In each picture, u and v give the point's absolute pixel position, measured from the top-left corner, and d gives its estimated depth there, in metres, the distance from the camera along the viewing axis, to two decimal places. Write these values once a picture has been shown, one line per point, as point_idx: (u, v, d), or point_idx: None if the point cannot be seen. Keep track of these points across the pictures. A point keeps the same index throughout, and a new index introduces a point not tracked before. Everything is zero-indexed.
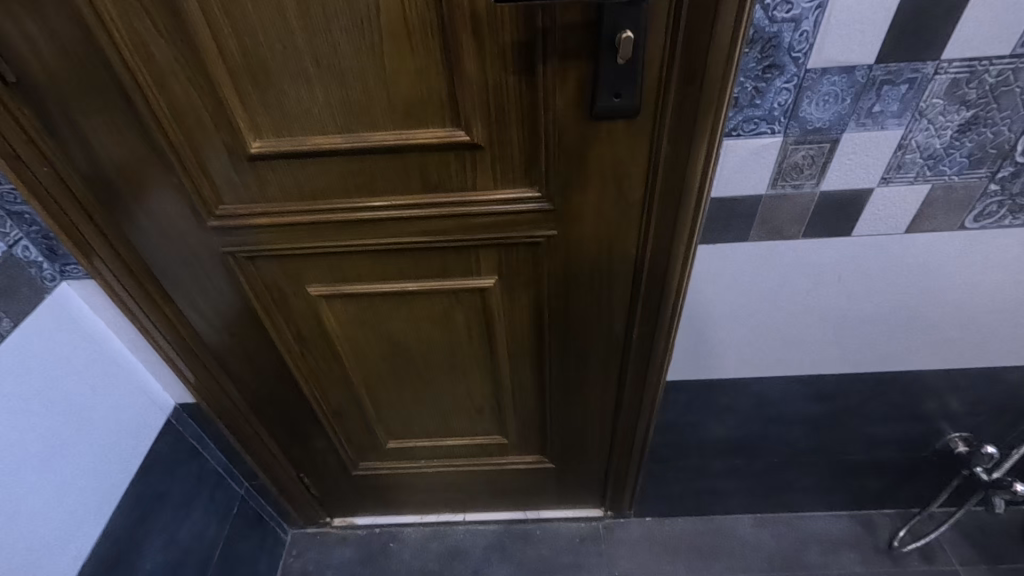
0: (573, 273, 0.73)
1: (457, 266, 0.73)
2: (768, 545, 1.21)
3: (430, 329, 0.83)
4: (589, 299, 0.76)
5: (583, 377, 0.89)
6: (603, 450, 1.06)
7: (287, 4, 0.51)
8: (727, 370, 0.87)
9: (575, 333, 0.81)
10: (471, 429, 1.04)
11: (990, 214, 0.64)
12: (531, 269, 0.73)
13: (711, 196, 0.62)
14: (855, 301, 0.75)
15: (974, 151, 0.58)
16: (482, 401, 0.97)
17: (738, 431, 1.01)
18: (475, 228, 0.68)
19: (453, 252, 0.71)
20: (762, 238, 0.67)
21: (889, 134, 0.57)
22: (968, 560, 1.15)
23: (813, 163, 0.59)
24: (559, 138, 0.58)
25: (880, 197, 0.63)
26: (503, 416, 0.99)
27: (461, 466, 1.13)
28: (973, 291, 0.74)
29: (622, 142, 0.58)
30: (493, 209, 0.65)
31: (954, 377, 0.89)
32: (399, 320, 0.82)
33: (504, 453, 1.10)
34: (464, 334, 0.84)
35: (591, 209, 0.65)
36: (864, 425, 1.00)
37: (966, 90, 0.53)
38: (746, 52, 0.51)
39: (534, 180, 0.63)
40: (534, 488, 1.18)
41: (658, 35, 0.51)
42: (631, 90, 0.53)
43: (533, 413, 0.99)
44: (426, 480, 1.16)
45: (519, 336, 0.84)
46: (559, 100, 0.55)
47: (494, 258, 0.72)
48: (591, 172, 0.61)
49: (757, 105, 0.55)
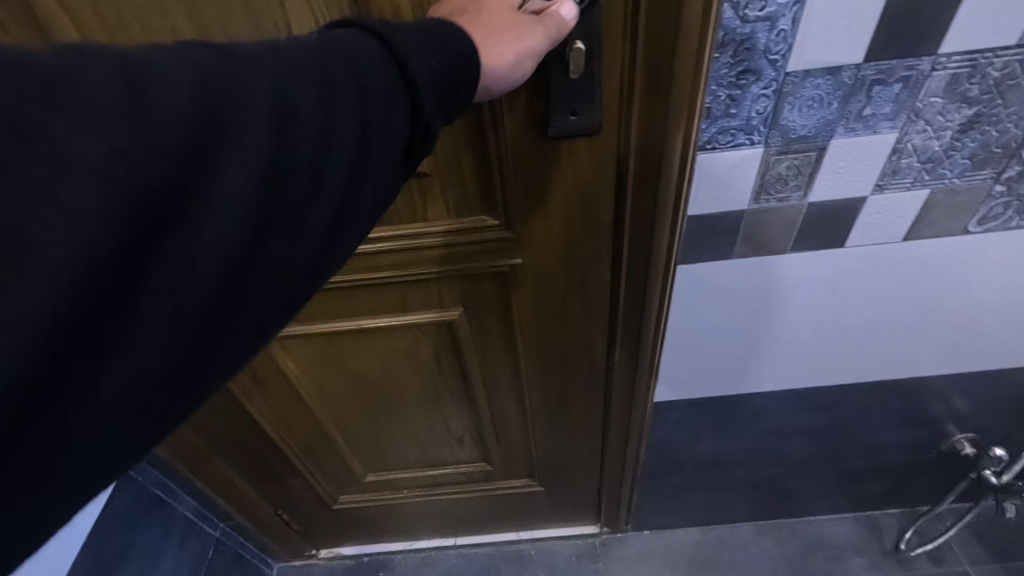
0: (545, 301, 0.67)
1: (417, 300, 0.67)
2: (771, 554, 1.17)
3: (399, 364, 0.78)
4: (565, 324, 0.70)
5: (566, 403, 0.83)
6: (594, 472, 1.01)
7: (183, 30, 0.45)
8: (719, 388, 0.82)
9: (553, 361, 0.76)
10: (453, 457, 0.99)
11: (996, 216, 0.58)
12: (500, 298, 0.68)
13: (689, 214, 0.56)
14: (853, 313, 0.69)
15: (977, 151, 0.52)
16: (461, 430, 0.92)
17: (734, 445, 0.96)
18: (432, 261, 0.62)
19: (411, 285, 0.65)
20: (747, 255, 0.61)
21: (883, 138, 0.50)
22: (977, 559, 1.11)
23: (799, 173, 0.53)
24: (514, 163, 0.52)
25: (875, 205, 0.57)
26: (486, 444, 0.94)
27: (447, 494, 1.08)
28: (979, 296, 0.68)
29: (585, 162, 0.52)
30: (449, 241, 0.59)
31: (959, 381, 0.83)
32: (363, 355, 0.76)
33: (491, 479, 1.05)
34: (434, 367, 0.78)
35: (558, 235, 0.59)
36: (867, 431, 0.94)
37: (967, 86, 0.47)
38: (716, 57, 0.45)
39: (491, 207, 0.57)
40: (524, 510, 1.13)
41: (615, 44, 0.45)
42: (589, 106, 0.47)
43: (517, 440, 0.94)
44: (411, 510, 1.12)
45: (494, 366, 0.78)
46: (508, 121, 0.49)
47: (456, 290, 0.66)
48: (554, 197, 0.55)
49: (733, 115, 0.48)
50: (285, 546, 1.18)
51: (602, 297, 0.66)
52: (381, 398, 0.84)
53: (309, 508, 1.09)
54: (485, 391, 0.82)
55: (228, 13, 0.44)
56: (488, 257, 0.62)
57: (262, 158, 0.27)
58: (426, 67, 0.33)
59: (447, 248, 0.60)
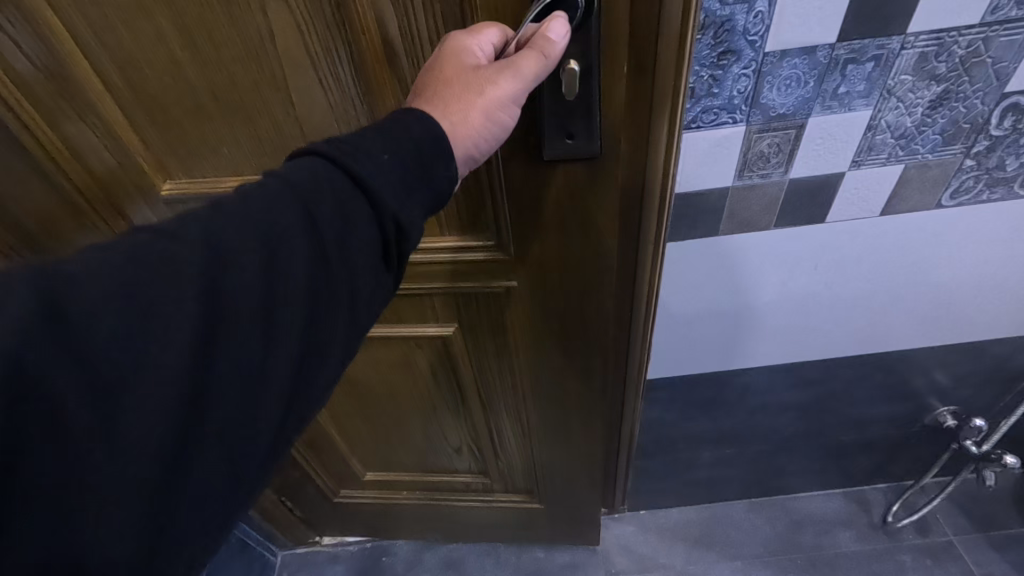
0: (540, 321, 0.69)
1: (411, 313, 0.71)
2: (764, 529, 1.20)
3: (399, 370, 0.81)
4: (558, 347, 0.72)
5: (563, 423, 0.84)
6: (592, 494, 1.01)
7: (168, 35, 0.48)
8: (708, 364, 0.84)
9: (549, 380, 0.77)
10: (452, 465, 1.02)
11: (967, 190, 0.61)
12: (497, 314, 0.70)
13: (676, 192, 0.58)
14: (834, 287, 0.72)
15: (947, 127, 0.55)
16: (459, 440, 0.94)
17: (725, 421, 0.99)
18: (425, 277, 0.66)
19: (405, 299, 0.70)
20: (732, 232, 0.63)
21: (857, 116, 0.53)
22: (961, 529, 1.15)
23: (779, 151, 0.56)
24: (510, 187, 0.55)
25: (852, 181, 0.59)
26: (483, 454, 0.97)
27: (445, 501, 1.10)
28: (954, 268, 0.71)
29: (579, 187, 0.54)
30: (443, 257, 0.63)
31: (938, 353, 0.87)
32: (361, 362, 0.80)
33: (489, 489, 1.07)
34: (431, 378, 0.82)
35: (551, 258, 0.61)
36: (852, 406, 0.98)
37: (935, 64, 0.50)
38: (698, 38, 0.47)
39: (484, 226, 0.60)
40: (523, 526, 1.13)
41: (616, 65, 0.46)
42: (585, 130, 0.49)
43: (514, 454, 0.96)
44: (411, 513, 1.14)
45: (490, 381, 0.81)
46: (505, 145, 0.51)
47: (451, 305, 0.70)
48: (548, 221, 0.58)
49: (715, 95, 0.51)
50: (288, 533, 1.20)
51: (592, 322, 0.68)
52: (383, 399, 0.87)
53: (311, 498, 1.11)
54: (482, 403, 0.85)
55: (212, 19, 0.47)
56: (483, 276, 0.65)
57: (197, 318, 0.32)
58: (370, 172, 0.37)
59: (441, 265, 0.64)
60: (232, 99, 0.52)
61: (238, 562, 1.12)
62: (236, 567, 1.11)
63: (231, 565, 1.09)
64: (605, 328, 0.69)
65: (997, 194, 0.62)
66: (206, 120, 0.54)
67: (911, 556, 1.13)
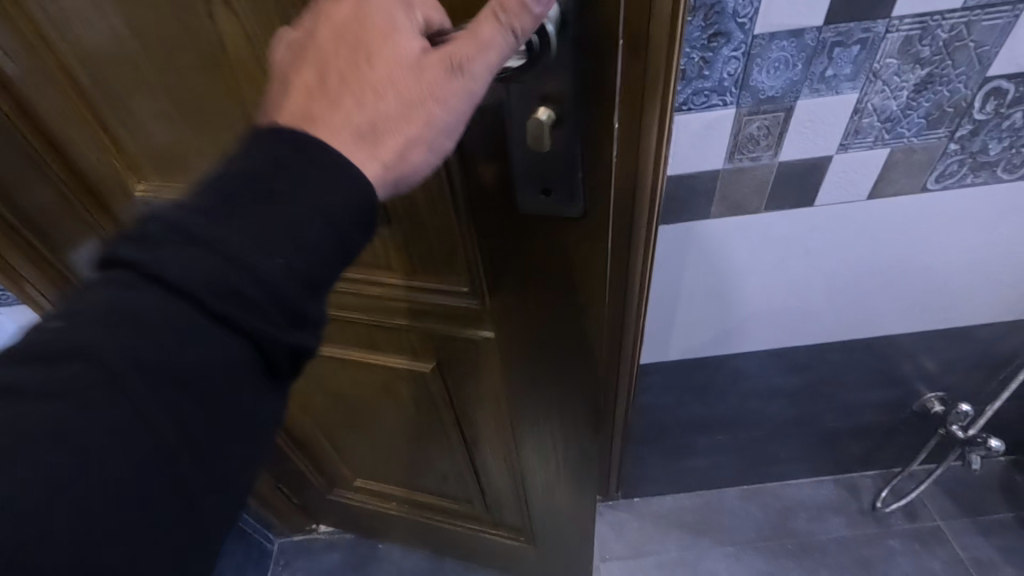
0: (516, 371, 0.67)
1: (390, 343, 0.71)
2: (756, 515, 1.22)
3: (380, 393, 0.81)
4: (529, 398, 0.70)
5: (543, 468, 0.82)
6: (573, 540, 0.98)
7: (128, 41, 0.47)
8: (701, 349, 0.86)
9: (527, 428, 0.75)
10: (440, 488, 1.01)
11: (952, 174, 0.63)
12: (474, 358, 0.68)
13: (668, 174, 0.60)
14: (823, 271, 0.74)
15: (931, 111, 0.56)
16: (445, 466, 0.94)
17: (717, 407, 1.00)
18: (401, 311, 0.66)
19: (383, 329, 0.70)
20: (723, 215, 0.65)
21: (845, 98, 0.55)
22: (949, 515, 1.17)
23: (769, 133, 0.57)
24: (484, 237, 0.53)
25: (840, 164, 0.61)
26: (467, 482, 0.96)
27: (433, 518, 1.10)
28: (940, 253, 0.73)
29: (554, 246, 0.51)
30: (418, 295, 0.62)
31: (926, 339, 0.88)
32: (346, 380, 0.81)
33: (474, 517, 1.05)
34: (413, 405, 0.81)
35: (526, 313, 0.59)
36: (842, 392, 0.99)
37: (919, 48, 0.51)
38: (689, 20, 0.48)
39: (460, 272, 0.59)
40: (506, 556, 1.11)
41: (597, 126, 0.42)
42: (562, 187, 0.45)
43: (497, 488, 0.94)
44: (399, 523, 1.14)
45: (472, 416, 0.79)
46: (481, 196, 0.49)
47: (429, 341, 0.69)
48: (522, 277, 0.55)
49: (706, 77, 0.52)
50: (285, 521, 1.22)
51: (561, 382, 0.66)
52: (368, 416, 0.88)
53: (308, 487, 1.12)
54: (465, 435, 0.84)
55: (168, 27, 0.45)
56: (460, 322, 0.64)
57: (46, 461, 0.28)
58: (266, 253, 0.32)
59: (417, 302, 0.63)
60: (194, 110, 0.51)
61: (235, 548, 1.13)
62: (234, 553, 1.12)
63: (229, 551, 1.10)
64: (579, 392, 0.67)
65: (981, 178, 0.63)
66: (172, 128, 0.53)
67: (900, 541, 1.16)
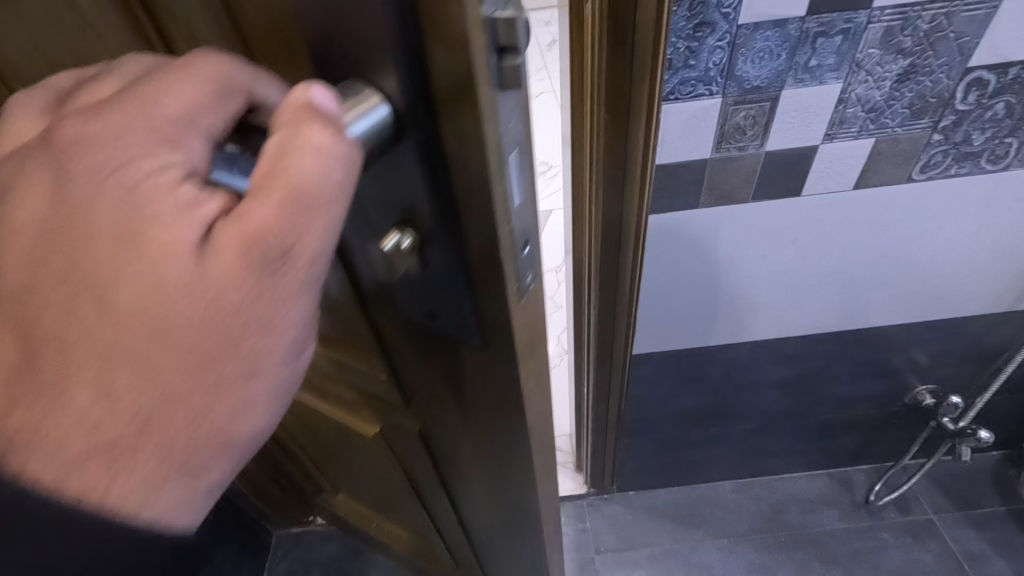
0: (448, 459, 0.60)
1: (335, 396, 0.66)
2: (749, 508, 1.23)
3: (337, 433, 0.77)
4: (467, 485, 0.63)
5: (490, 542, 0.76)
6: None
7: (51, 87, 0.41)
8: (692, 340, 0.87)
9: (468, 505, 0.69)
10: (407, 523, 0.98)
11: (936, 164, 0.64)
12: (407, 432, 0.61)
13: (656, 163, 0.61)
14: (811, 262, 0.75)
15: (914, 101, 0.57)
16: (408, 509, 0.89)
17: (710, 398, 1.01)
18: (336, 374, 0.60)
19: (325, 384, 0.65)
20: (712, 204, 0.66)
21: (829, 88, 0.56)
22: (941, 508, 1.18)
23: (755, 123, 0.58)
24: (388, 338, 0.46)
25: (826, 154, 0.62)
26: (429, 529, 0.92)
27: (407, 546, 1.08)
28: (926, 243, 0.74)
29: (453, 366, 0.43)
30: (345, 364, 0.56)
31: (915, 330, 0.89)
32: (305, 413, 0.78)
33: (440, 557, 1.02)
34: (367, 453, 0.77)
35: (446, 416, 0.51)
36: (833, 384, 1.00)
37: (901, 38, 0.52)
38: (674, 11, 0.50)
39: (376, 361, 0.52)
40: None
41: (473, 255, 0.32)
42: (447, 317, 0.38)
43: (456, 544, 0.89)
44: (378, 538, 1.14)
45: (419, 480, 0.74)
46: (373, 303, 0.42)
47: (366, 408, 0.63)
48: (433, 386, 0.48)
49: (692, 67, 0.53)
50: (282, 511, 1.23)
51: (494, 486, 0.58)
52: (335, 447, 0.85)
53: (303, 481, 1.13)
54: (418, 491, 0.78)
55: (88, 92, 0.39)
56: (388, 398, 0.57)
57: None
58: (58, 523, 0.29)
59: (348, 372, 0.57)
60: None
61: None
62: None
63: None
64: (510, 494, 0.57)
65: (966, 168, 0.64)
66: None
67: (892, 533, 1.16)
